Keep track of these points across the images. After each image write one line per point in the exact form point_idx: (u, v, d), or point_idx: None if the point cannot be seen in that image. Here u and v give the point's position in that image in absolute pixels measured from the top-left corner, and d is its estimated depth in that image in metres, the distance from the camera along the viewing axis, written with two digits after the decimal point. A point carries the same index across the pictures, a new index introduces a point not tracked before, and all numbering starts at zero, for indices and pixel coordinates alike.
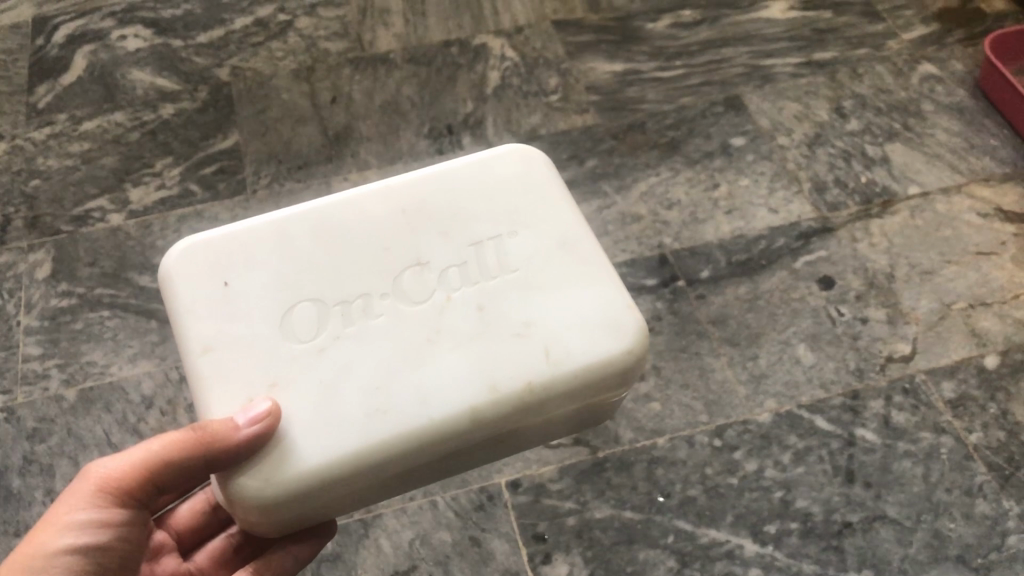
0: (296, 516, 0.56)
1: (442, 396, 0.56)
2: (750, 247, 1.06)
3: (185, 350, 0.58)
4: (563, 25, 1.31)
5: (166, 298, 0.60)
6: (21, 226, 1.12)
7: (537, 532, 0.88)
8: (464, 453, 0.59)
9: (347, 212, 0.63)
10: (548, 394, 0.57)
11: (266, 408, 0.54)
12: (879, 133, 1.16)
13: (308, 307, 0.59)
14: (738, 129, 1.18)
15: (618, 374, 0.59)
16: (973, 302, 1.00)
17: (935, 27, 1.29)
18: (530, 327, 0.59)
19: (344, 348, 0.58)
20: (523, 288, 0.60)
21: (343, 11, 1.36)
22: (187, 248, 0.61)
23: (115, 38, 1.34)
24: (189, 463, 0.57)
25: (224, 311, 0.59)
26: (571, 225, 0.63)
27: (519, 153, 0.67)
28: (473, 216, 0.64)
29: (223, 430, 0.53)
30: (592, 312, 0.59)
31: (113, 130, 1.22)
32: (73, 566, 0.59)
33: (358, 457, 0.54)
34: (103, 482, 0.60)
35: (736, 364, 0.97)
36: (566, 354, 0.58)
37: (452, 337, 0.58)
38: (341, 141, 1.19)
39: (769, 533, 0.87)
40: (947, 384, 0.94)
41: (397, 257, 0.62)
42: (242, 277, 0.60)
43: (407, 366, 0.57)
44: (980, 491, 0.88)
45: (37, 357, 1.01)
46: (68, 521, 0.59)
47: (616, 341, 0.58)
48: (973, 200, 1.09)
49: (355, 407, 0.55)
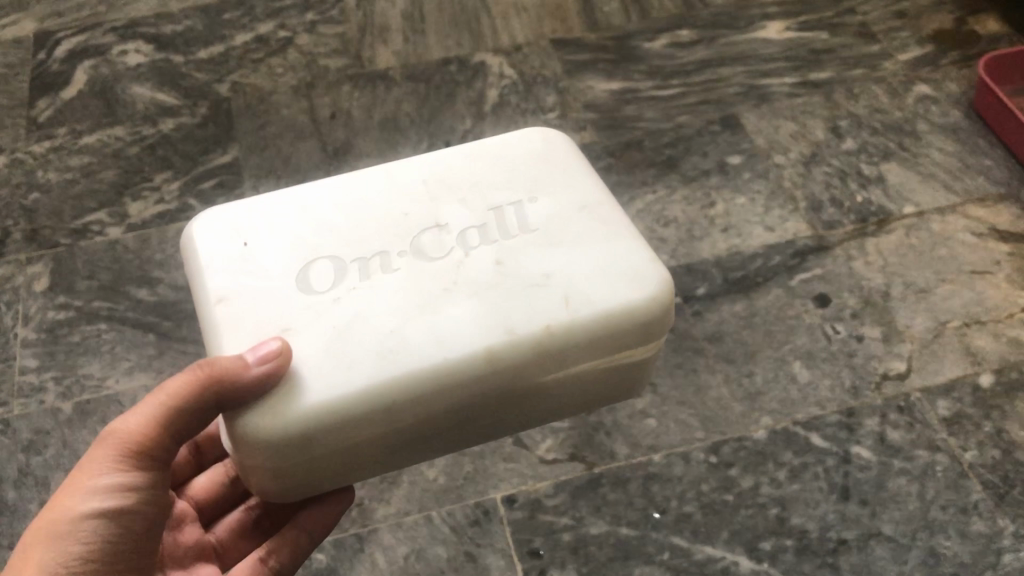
0: (307, 461, 0.56)
1: (457, 338, 0.56)
2: (746, 264, 1.06)
3: (203, 302, 0.59)
4: (561, 43, 1.32)
5: (190, 259, 0.62)
6: (19, 239, 1.13)
7: (533, 547, 0.87)
8: (485, 405, 0.58)
9: (369, 182, 0.65)
10: (566, 340, 0.57)
11: (276, 348, 0.54)
12: (874, 152, 1.17)
13: (326, 264, 0.61)
14: (734, 148, 1.19)
15: (642, 324, 0.58)
16: (968, 321, 1.00)
17: (929, 49, 1.30)
18: (548, 278, 0.59)
19: (360, 298, 0.58)
20: (542, 244, 0.61)
21: (343, 28, 1.37)
22: (214, 214, 0.63)
23: (115, 53, 1.34)
24: (205, 405, 0.57)
25: (242, 268, 0.60)
26: (592, 191, 0.64)
27: (541, 134, 0.68)
28: (493, 184, 0.65)
29: (234, 367, 0.53)
30: (613, 264, 0.59)
31: (112, 144, 1.23)
32: (102, 531, 0.59)
33: (372, 394, 0.54)
34: (124, 439, 0.60)
35: (732, 381, 0.97)
36: (584, 300, 0.58)
37: (468, 287, 0.59)
38: (339, 157, 1.20)
39: (765, 550, 0.86)
40: (942, 403, 0.94)
41: (416, 219, 0.63)
42: (262, 239, 0.62)
43: (423, 313, 0.57)
44: (976, 509, 0.88)
45: (33, 370, 1.01)
46: (93, 486, 0.59)
47: (637, 289, 0.58)
48: (968, 220, 1.09)
49: (370, 348, 0.56)
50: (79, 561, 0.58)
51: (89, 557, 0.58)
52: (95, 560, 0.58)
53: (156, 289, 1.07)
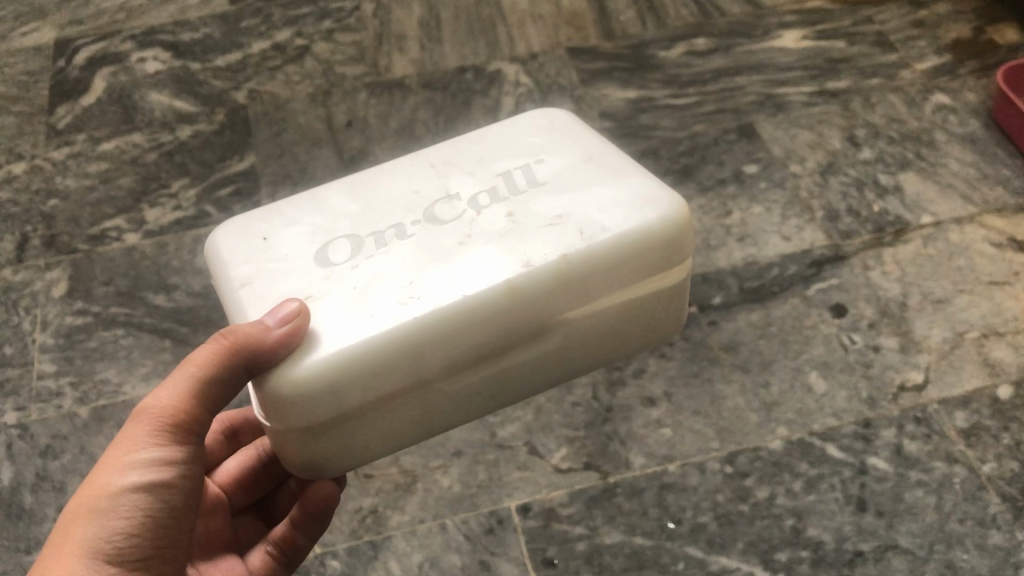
0: (337, 416, 0.55)
1: (475, 278, 0.56)
2: (762, 274, 1.06)
3: (226, 290, 0.60)
4: (577, 52, 1.33)
5: (209, 259, 0.63)
6: (38, 245, 1.13)
7: (547, 556, 0.87)
8: (510, 343, 0.58)
9: (380, 174, 0.66)
10: (585, 265, 0.57)
11: (294, 309, 0.54)
12: (891, 162, 1.17)
13: (342, 242, 0.61)
14: (751, 157, 1.19)
15: (659, 244, 0.58)
16: (985, 332, 0.99)
17: (947, 58, 1.30)
18: (561, 217, 0.59)
19: (377, 261, 0.58)
20: (553, 194, 0.61)
21: (359, 36, 1.37)
22: (232, 221, 0.64)
23: (135, 60, 1.36)
24: (236, 372, 0.56)
25: (259, 255, 0.61)
26: (595, 146, 0.64)
27: (542, 113, 0.69)
28: (498, 153, 0.65)
29: (256, 333, 0.53)
30: (621, 195, 0.59)
31: (131, 151, 1.23)
32: (142, 504, 0.57)
33: (392, 337, 0.54)
34: (158, 413, 0.58)
35: (748, 392, 0.97)
36: (597, 227, 0.58)
37: (483, 237, 0.59)
38: (355, 164, 1.20)
39: (780, 561, 0.86)
40: (960, 414, 0.94)
41: (428, 194, 0.63)
42: (278, 231, 0.62)
43: (439, 265, 0.57)
44: (994, 521, 0.87)
45: (51, 375, 1.01)
46: (129, 461, 0.57)
47: (649, 211, 0.58)
48: (986, 230, 1.09)
49: (388, 300, 0.56)
50: (122, 537, 0.56)
51: (131, 532, 0.56)
52: (137, 535, 0.56)
53: (173, 295, 1.07)
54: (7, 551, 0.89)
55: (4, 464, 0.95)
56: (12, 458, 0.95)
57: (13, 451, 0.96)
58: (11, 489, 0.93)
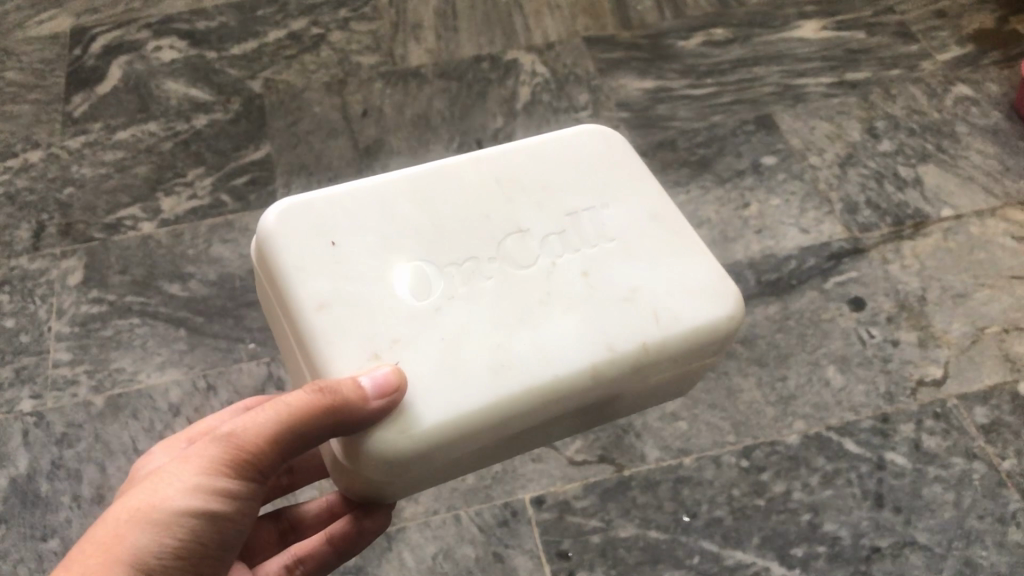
0: (410, 476, 0.52)
1: (562, 353, 0.53)
2: (780, 266, 1.05)
3: (297, 305, 0.53)
4: (594, 41, 1.32)
5: (267, 251, 0.55)
6: (54, 233, 1.13)
7: (561, 549, 0.87)
8: (572, 417, 0.56)
9: (445, 179, 0.59)
10: (660, 355, 0.55)
11: (394, 378, 0.50)
12: (912, 154, 1.15)
13: (418, 269, 0.55)
14: (768, 148, 1.17)
15: (720, 340, 0.57)
16: (1007, 327, 0.99)
17: (970, 49, 1.28)
18: (635, 293, 0.56)
19: (459, 309, 0.54)
20: (625, 257, 0.57)
21: (375, 25, 1.37)
22: (289, 206, 0.56)
23: (150, 49, 1.35)
24: (308, 436, 0.51)
25: (333, 269, 0.54)
26: (658, 202, 0.60)
27: (597, 133, 0.64)
28: (566, 187, 0.61)
29: (350, 399, 0.48)
30: (689, 277, 0.57)
31: (147, 140, 1.23)
32: (196, 529, 0.53)
33: (480, 414, 0.51)
34: (238, 445, 0.53)
35: (765, 384, 0.96)
36: (672, 315, 0.55)
37: (562, 301, 0.55)
38: (371, 154, 1.20)
39: (796, 557, 0.86)
40: (979, 410, 0.93)
41: (497, 221, 0.58)
42: (349, 236, 0.56)
43: (522, 329, 0.54)
44: (1013, 519, 0.86)
45: (67, 363, 1.01)
46: (195, 483, 0.53)
47: (718, 307, 0.56)
48: (1008, 224, 1.07)
49: (480, 366, 0.52)
50: (168, 556, 0.52)
51: (178, 553, 0.53)
52: (182, 556, 0.53)
53: (188, 285, 1.07)
54: (23, 539, 0.89)
55: (19, 451, 0.95)
56: (27, 446, 0.95)
57: (28, 439, 0.96)
58: (26, 477, 0.93)
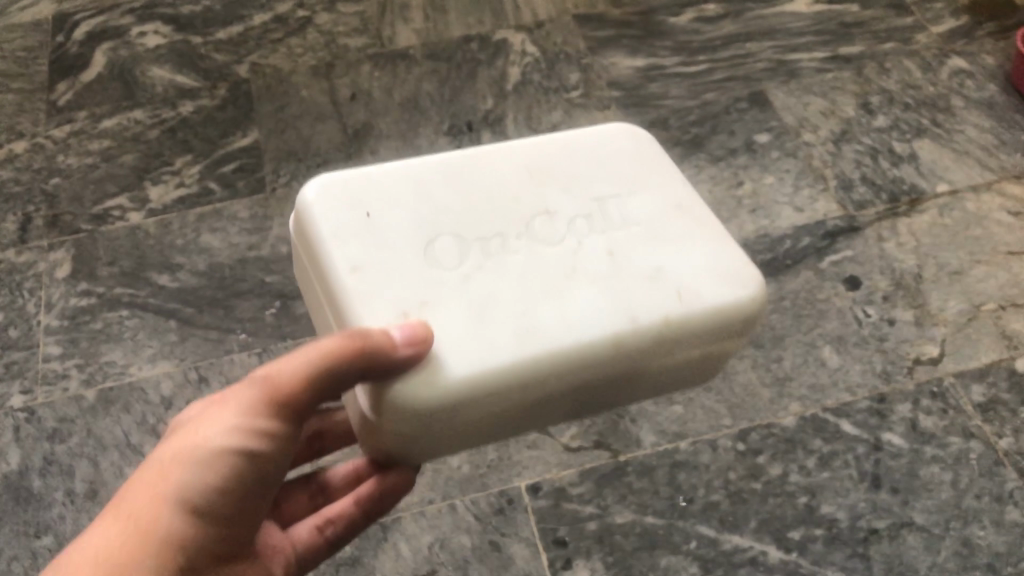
0: (432, 437, 0.51)
1: (585, 323, 0.51)
2: (774, 247, 1.04)
3: (329, 270, 0.52)
4: (584, 19, 1.30)
5: (305, 221, 0.55)
6: (40, 225, 1.12)
7: (558, 536, 0.86)
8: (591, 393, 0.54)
9: (475, 161, 0.58)
10: (682, 333, 0.53)
11: (420, 331, 0.49)
12: (907, 129, 1.14)
13: (448, 241, 0.54)
14: (762, 126, 1.16)
15: (744, 323, 0.54)
16: (1003, 303, 0.98)
17: (965, 20, 1.26)
18: (659, 272, 0.54)
19: (485, 276, 0.53)
20: (649, 238, 0.56)
21: (362, 6, 1.35)
22: (325, 179, 0.56)
23: (134, 35, 1.33)
24: (339, 386, 0.50)
25: (365, 237, 0.53)
26: (686, 194, 0.59)
27: (628, 131, 0.62)
28: (594, 176, 0.59)
29: (378, 344, 0.47)
30: (714, 261, 0.55)
31: (133, 128, 1.22)
32: (237, 469, 0.52)
33: (501, 376, 0.49)
34: (276, 385, 0.51)
35: (760, 366, 0.95)
36: (696, 294, 0.53)
37: (586, 274, 0.53)
38: (360, 138, 1.19)
39: (794, 540, 0.85)
40: (976, 388, 0.93)
41: (524, 203, 0.57)
42: (381, 209, 0.55)
43: (546, 297, 0.52)
44: (1011, 497, 0.86)
45: (57, 357, 1.00)
46: (235, 424, 0.51)
47: (743, 290, 0.54)
48: (1005, 198, 1.06)
49: (503, 330, 0.50)
50: (212, 495, 0.51)
51: (223, 492, 0.52)
52: (227, 495, 0.52)
53: (178, 275, 1.06)
54: (16, 536, 0.89)
55: (11, 447, 0.94)
56: (19, 442, 0.95)
57: (20, 435, 0.95)
58: (18, 473, 0.92)
